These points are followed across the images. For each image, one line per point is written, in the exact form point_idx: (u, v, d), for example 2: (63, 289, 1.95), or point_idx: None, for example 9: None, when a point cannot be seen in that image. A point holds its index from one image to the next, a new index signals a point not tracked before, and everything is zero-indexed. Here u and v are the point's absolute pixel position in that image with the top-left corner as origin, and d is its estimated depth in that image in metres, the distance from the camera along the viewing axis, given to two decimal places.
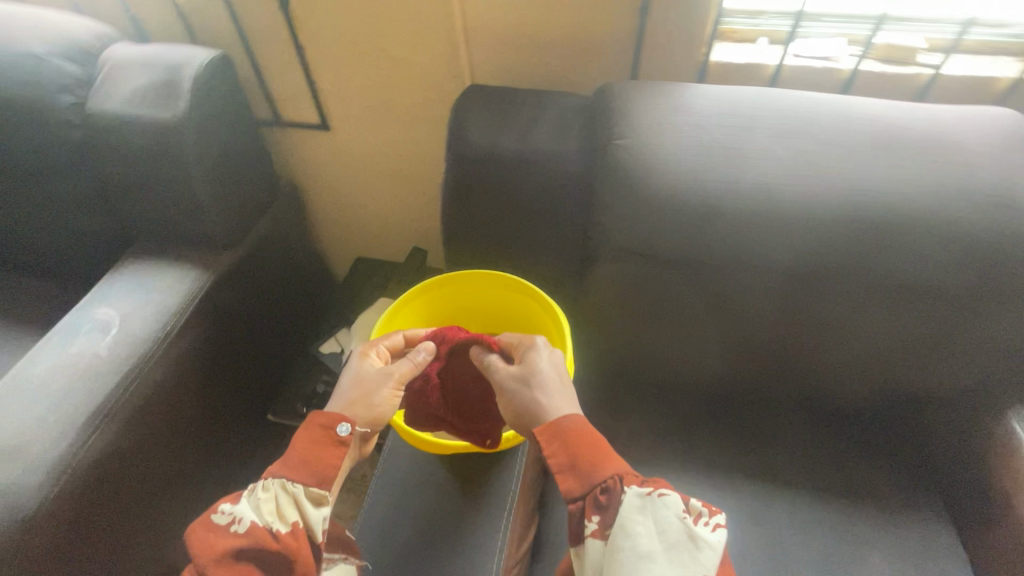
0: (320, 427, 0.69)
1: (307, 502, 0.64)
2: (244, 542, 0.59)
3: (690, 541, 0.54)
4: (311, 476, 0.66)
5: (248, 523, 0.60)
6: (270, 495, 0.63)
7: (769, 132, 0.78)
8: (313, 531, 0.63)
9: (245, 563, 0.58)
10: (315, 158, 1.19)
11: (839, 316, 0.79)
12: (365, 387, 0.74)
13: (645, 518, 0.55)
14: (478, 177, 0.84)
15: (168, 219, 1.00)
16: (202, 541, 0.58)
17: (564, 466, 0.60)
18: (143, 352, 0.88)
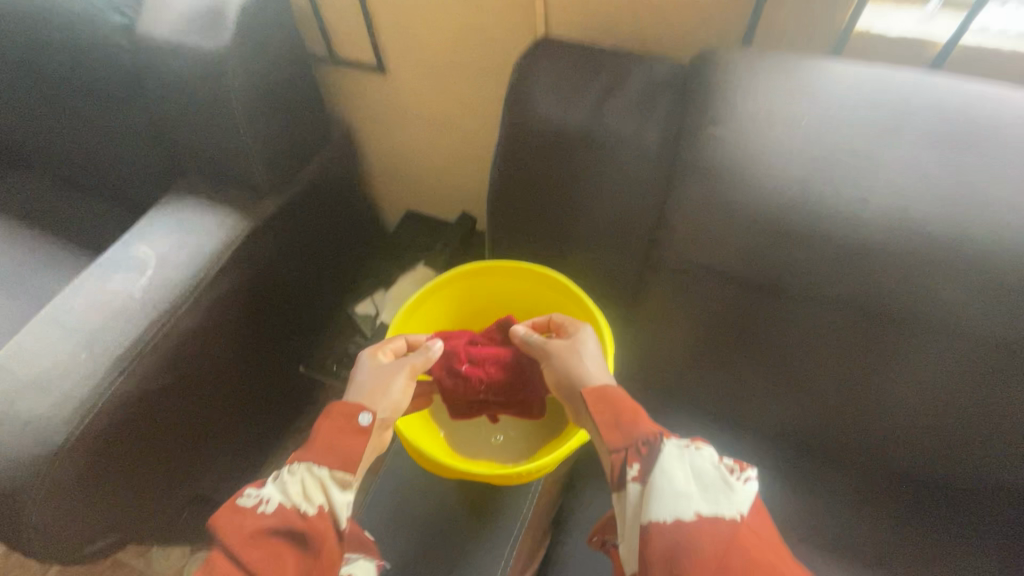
0: (343, 416, 0.62)
1: (332, 487, 0.58)
2: (270, 523, 0.54)
3: (725, 486, 0.52)
4: (336, 459, 0.59)
5: (276, 504, 0.55)
6: (295, 478, 0.58)
7: (920, 139, 0.59)
8: (337, 518, 0.57)
9: (274, 544, 0.54)
10: (370, 102, 1.09)
11: (959, 377, 0.64)
12: (380, 378, 0.67)
13: (682, 462, 0.53)
14: (533, 155, 0.72)
15: (212, 157, 0.95)
16: (230, 523, 0.54)
17: (607, 423, 0.58)
18: (174, 298, 0.87)
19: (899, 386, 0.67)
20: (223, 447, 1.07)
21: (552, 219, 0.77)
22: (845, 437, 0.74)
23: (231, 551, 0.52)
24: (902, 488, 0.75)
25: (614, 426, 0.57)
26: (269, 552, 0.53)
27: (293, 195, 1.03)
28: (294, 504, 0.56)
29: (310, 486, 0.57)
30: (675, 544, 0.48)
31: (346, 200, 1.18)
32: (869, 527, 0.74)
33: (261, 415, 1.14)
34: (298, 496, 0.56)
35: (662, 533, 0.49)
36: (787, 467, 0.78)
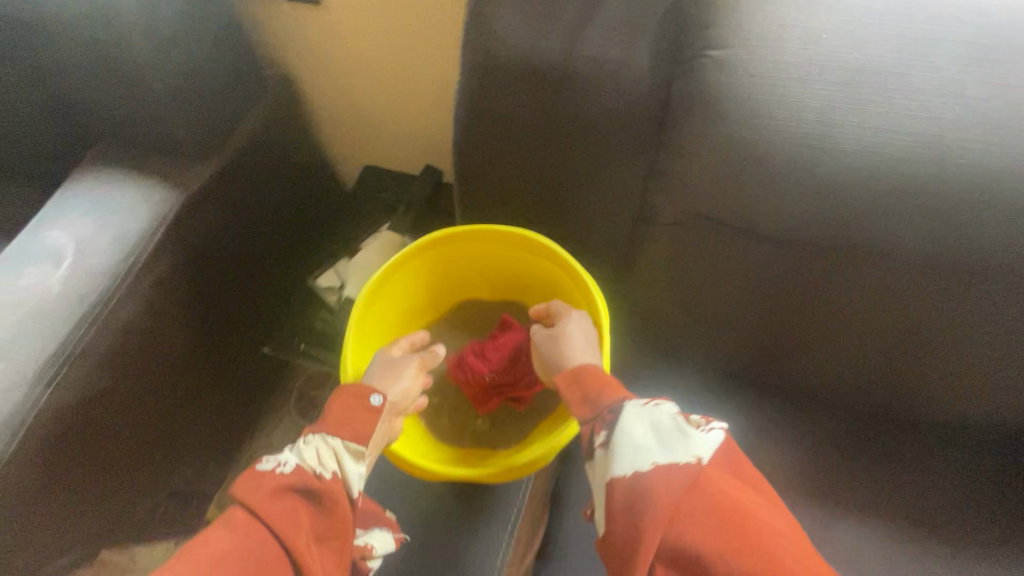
0: (354, 396, 0.58)
1: (346, 457, 0.54)
2: (288, 481, 0.50)
3: (690, 432, 0.45)
4: (347, 431, 0.56)
5: (295, 466, 0.51)
6: (310, 445, 0.54)
7: (959, 52, 0.50)
8: (351, 487, 0.53)
9: (290, 504, 0.49)
10: (307, 42, 0.94)
11: (985, 322, 0.58)
12: (391, 368, 0.65)
13: (641, 414, 0.46)
14: (501, 95, 0.60)
15: (125, 118, 0.82)
16: (246, 483, 0.49)
17: (577, 399, 0.52)
18: (101, 291, 0.75)
19: (924, 332, 0.60)
20: (189, 443, 0.99)
21: (529, 175, 0.66)
22: (859, 390, 0.69)
23: (249, 508, 0.47)
24: (922, 439, 0.70)
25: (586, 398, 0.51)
26: (286, 511, 0.49)
27: (227, 157, 0.89)
28: (310, 467, 0.52)
29: (325, 453, 0.53)
30: (633, 496, 0.42)
31: (292, 160, 1.04)
32: (889, 474, 0.68)
33: (226, 404, 1.05)
34: (313, 461, 0.52)
35: (620, 489, 0.43)
36: (802, 424, 0.71)
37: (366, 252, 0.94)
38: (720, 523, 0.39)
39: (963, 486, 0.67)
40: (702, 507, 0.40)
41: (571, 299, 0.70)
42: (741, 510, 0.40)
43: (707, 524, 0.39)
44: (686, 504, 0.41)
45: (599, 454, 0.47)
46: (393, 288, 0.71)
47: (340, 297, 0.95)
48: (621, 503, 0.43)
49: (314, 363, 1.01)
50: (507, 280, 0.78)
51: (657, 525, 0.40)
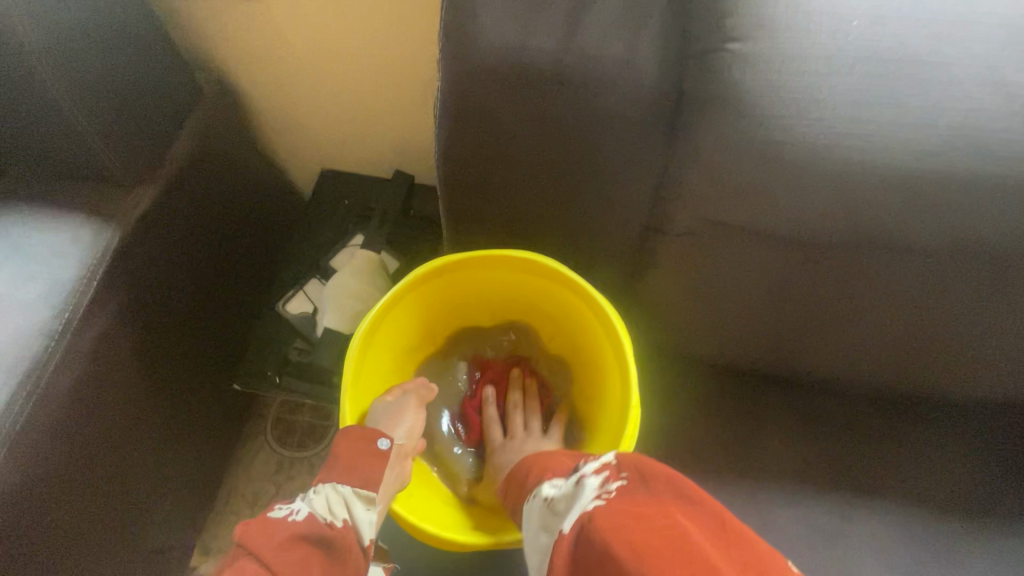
0: (361, 439, 0.57)
1: (357, 504, 0.53)
2: (301, 529, 0.48)
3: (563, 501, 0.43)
4: (358, 479, 0.55)
5: (306, 514, 0.50)
6: (319, 494, 0.52)
7: (992, 33, 0.47)
8: (362, 535, 0.52)
9: (303, 554, 0.47)
10: (244, 38, 0.81)
11: (1003, 307, 0.57)
12: (393, 409, 0.65)
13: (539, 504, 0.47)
14: (489, 104, 0.52)
15: (33, 145, 0.69)
16: (256, 530, 0.47)
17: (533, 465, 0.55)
18: (36, 353, 0.65)
19: (942, 320, 0.59)
20: (161, 497, 0.90)
21: (526, 185, 0.59)
22: (876, 381, 0.68)
23: (259, 558, 0.45)
24: (934, 420, 0.70)
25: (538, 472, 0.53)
26: (298, 561, 0.46)
27: (165, 181, 0.77)
28: (322, 515, 0.50)
29: (335, 502, 0.52)
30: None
31: (240, 173, 0.93)
32: (907, 462, 0.68)
33: (198, 446, 0.97)
34: (324, 510, 0.51)
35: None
36: (816, 415, 0.71)
37: (340, 275, 0.86)
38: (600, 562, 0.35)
39: (981, 462, 0.67)
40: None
41: (584, 322, 0.69)
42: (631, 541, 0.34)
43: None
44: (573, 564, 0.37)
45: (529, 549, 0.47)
46: (391, 324, 0.67)
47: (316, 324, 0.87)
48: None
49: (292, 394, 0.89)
50: (506, 303, 0.76)
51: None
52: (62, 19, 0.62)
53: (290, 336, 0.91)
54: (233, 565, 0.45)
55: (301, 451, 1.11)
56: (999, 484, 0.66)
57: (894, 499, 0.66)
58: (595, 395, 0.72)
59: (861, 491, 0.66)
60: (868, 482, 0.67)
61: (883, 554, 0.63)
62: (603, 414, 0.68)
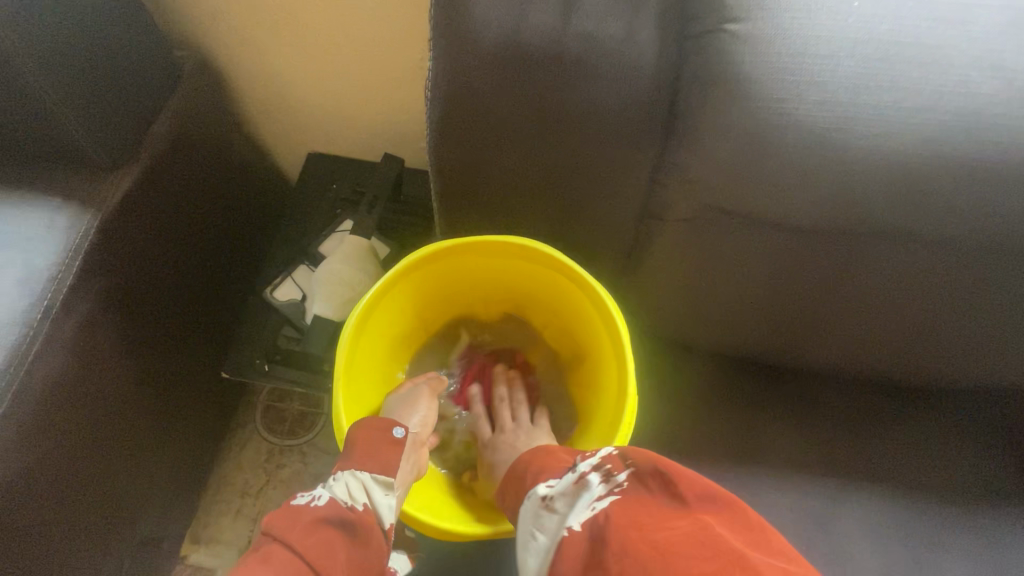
0: (375, 428, 0.57)
1: (376, 489, 0.53)
2: (323, 513, 0.47)
3: (564, 499, 0.45)
4: (376, 465, 0.54)
5: (328, 498, 0.49)
6: (338, 481, 0.52)
7: (994, 18, 0.46)
8: (381, 518, 0.52)
9: (327, 535, 0.46)
10: (226, 16, 0.78)
11: (990, 294, 0.58)
12: (405, 402, 0.66)
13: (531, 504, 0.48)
14: (484, 86, 0.51)
15: (6, 125, 0.66)
16: (281, 517, 0.46)
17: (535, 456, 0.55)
18: (15, 343, 0.63)
19: (932, 306, 0.60)
20: (151, 486, 0.89)
21: (520, 171, 0.57)
22: (867, 367, 0.68)
23: (284, 542, 0.44)
24: (913, 403, 0.72)
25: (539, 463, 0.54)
26: (322, 542, 0.46)
27: (146, 164, 0.75)
28: (342, 500, 0.50)
29: (355, 487, 0.52)
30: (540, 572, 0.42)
31: (224, 156, 0.90)
32: (893, 447, 0.69)
33: (186, 435, 0.95)
34: (344, 495, 0.50)
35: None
36: (806, 401, 0.71)
37: (329, 261, 0.85)
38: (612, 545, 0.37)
39: (963, 445, 0.69)
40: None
41: (581, 310, 0.68)
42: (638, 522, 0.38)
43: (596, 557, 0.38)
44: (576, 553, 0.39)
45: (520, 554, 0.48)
46: (384, 311, 0.67)
47: (305, 311, 0.86)
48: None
49: (283, 382, 0.88)
50: (501, 290, 0.75)
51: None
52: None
53: (279, 324, 0.89)
54: (257, 552, 0.44)
55: (292, 438, 1.10)
56: (978, 467, 0.68)
57: (880, 482, 0.67)
58: (589, 385, 0.72)
59: (850, 476, 0.67)
60: (856, 466, 0.68)
61: (869, 536, 0.65)
62: (598, 402, 0.68)
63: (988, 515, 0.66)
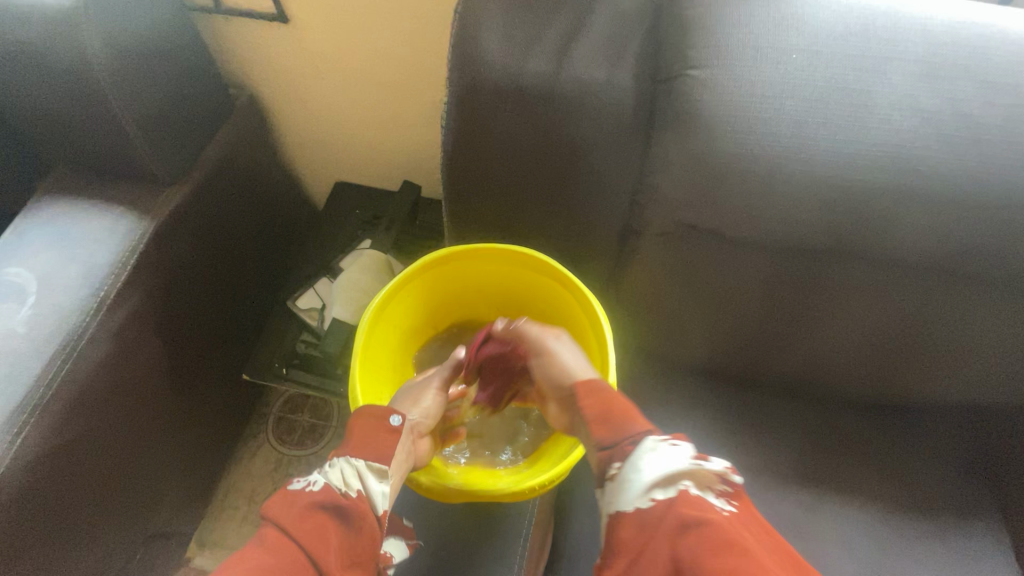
0: (373, 416, 0.56)
1: (370, 476, 0.51)
2: (315, 499, 0.47)
3: (695, 483, 0.46)
4: (371, 452, 0.53)
5: (321, 485, 0.49)
6: (333, 468, 0.51)
7: (912, 68, 0.55)
8: (376, 507, 0.50)
9: (318, 522, 0.46)
10: (274, 60, 0.91)
11: (938, 310, 0.64)
12: (409, 392, 0.68)
13: (657, 454, 0.48)
14: (492, 116, 0.60)
15: (87, 146, 0.78)
16: (276, 505, 0.47)
17: (596, 418, 0.54)
18: (72, 329, 0.71)
19: (887, 321, 0.66)
20: (169, 481, 0.94)
21: (519, 188, 0.66)
22: (839, 380, 0.74)
23: (279, 528, 0.45)
24: (884, 419, 0.76)
25: (598, 433, 0.53)
26: (313, 529, 0.45)
27: (197, 182, 0.86)
28: (336, 487, 0.49)
29: (349, 475, 0.51)
30: (637, 535, 0.45)
31: (262, 179, 1.01)
32: (867, 461, 0.73)
33: (205, 435, 1.01)
34: (339, 481, 0.50)
35: (625, 522, 0.46)
36: (784, 413, 0.76)
37: (349, 271, 0.94)
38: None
39: (932, 461, 0.73)
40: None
41: (573, 314, 0.75)
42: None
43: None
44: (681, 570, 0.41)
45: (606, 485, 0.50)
46: (394, 308, 0.74)
47: (325, 318, 0.94)
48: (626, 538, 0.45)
49: (299, 386, 0.95)
50: (500, 294, 0.82)
51: (656, 559, 0.43)
52: (124, 38, 0.72)
53: (298, 330, 0.97)
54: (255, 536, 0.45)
55: (301, 449, 1.15)
56: (948, 482, 0.72)
57: (854, 492, 0.71)
58: None
59: (823, 485, 0.72)
60: (831, 476, 0.72)
61: (844, 544, 0.68)
62: None
63: (954, 526, 0.69)
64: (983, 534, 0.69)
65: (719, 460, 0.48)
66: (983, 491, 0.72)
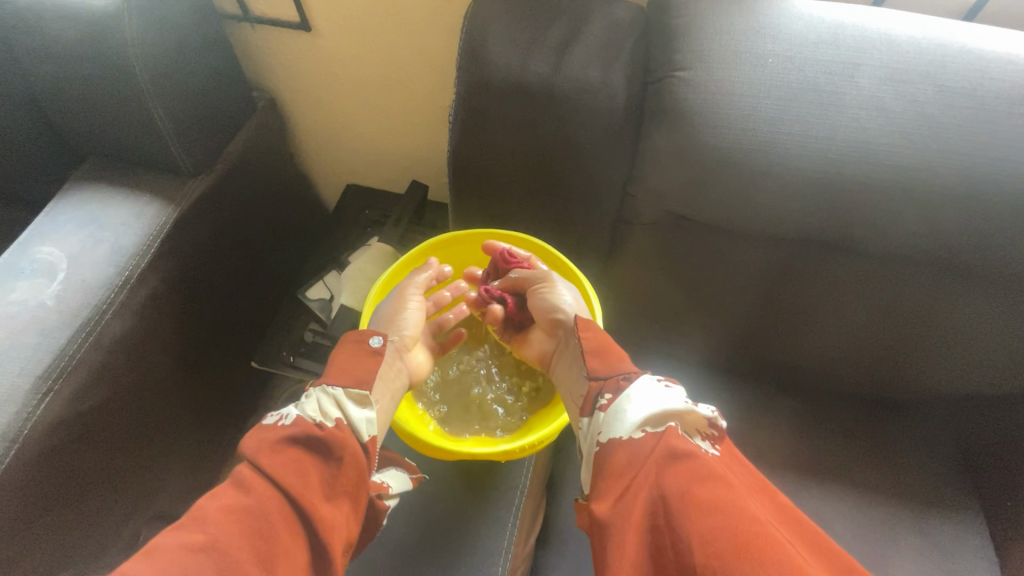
0: (354, 342, 0.63)
1: (348, 403, 0.56)
2: (289, 433, 0.50)
3: (685, 428, 0.49)
4: (349, 379, 0.59)
5: (294, 416, 0.52)
6: (309, 399, 0.55)
7: (877, 73, 0.60)
8: (357, 432, 0.54)
9: (294, 454, 0.49)
10: (295, 67, 0.98)
11: (907, 303, 0.69)
12: (388, 311, 0.73)
13: (652, 391, 0.52)
14: (495, 111, 0.66)
15: (120, 138, 0.83)
16: (250, 440, 0.50)
17: (591, 347, 0.62)
18: (96, 304, 0.75)
19: (862, 312, 0.71)
20: (178, 463, 0.97)
21: (519, 180, 0.72)
22: (820, 368, 0.78)
23: (253, 464, 0.48)
24: (863, 411, 0.80)
25: (593, 362, 0.60)
26: (289, 461, 0.48)
27: (218, 175, 0.91)
28: (311, 418, 0.52)
29: (326, 403, 0.55)
30: (629, 461, 0.48)
31: (278, 176, 1.07)
32: (847, 448, 0.77)
33: (215, 420, 1.05)
34: (314, 412, 0.53)
35: (619, 449, 0.49)
36: (767, 400, 0.81)
37: (360, 263, 1.00)
38: (715, 512, 0.41)
39: (909, 450, 0.76)
40: (713, 503, 0.42)
41: None
42: (738, 502, 0.42)
43: (692, 512, 0.41)
44: (664, 491, 0.44)
45: (601, 416, 0.54)
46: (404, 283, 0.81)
47: (336, 305, 0.98)
48: (616, 465, 0.48)
49: (302, 373, 0.99)
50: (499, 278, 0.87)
51: (643, 485, 0.45)
52: (160, 38, 0.77)
53: (306, 321, 1.01)
54: (233, 473, 0.48)
55: None
56: (923, 471, 0.75)
57: (834, 478, 0.74)
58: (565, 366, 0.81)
59: (807, 470, 0.75)
60: (813, 460, 0.76)
61: (825, 525, 0.71)
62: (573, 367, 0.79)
63: (931, 512, 0.72)
64: (958, 520, 0.72)
65: (708, 405, 0.51)
66: (959, 481, 0.74)
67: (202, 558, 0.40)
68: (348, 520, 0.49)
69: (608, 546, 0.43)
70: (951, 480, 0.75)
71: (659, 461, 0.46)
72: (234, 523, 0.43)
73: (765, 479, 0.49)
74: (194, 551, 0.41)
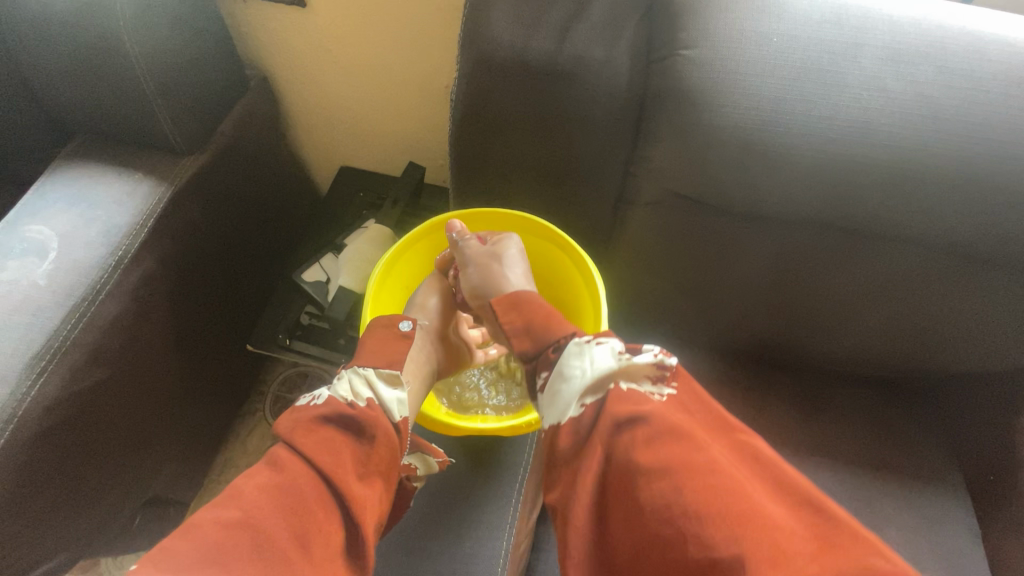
0: (383, 328, 0.63)
1: (380, 384, 0.56)
2: (321, 412, 0.50)
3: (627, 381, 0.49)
4: (382, 360, 0.58)
5: (327, 396, 0.52)
6: (341, 379, 0.54)
7: (878, 54, 0.61)
8: (390, 413, 0.54)
9: (332, 433, 0.49)
10: (288, 44, 0.96)
11: (902, 283, 0.70)
12: (418, 298, 0.77)
13: (583, 357, 0.52)
14: (497, 89, 0.66)
15: (110, 114, 0.81)
16: (285, 418, 0.50)
17: (519, 330, 0.59)
18: (90, 284, 0.74)
19: (857, 291, 0.72)
20: (174, 445, 0.96)
21: (518, 157, 0.71)
22: (813, 347, 0.79)
23: (289, 444, 0.47)
24: (852, 388, 0.82)
25: (523, 345, 0.58)
26: (327, 439, 0.48)
27: (213, 155, 0.90)
28: (343, 397, 0.52)
29: (358, 382, 0.55)
30: (574, 436, 0.49)
31: (272, 156, 1.06)
32: (836, 423, 0.79)
33: (211, 402, 1.05)
34: (347, 392, 0.53)
35: (563, 431, 0.50)
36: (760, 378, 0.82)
37: (358, 245, 0.99)
38: (667, 477, 0.41)
39: (897, 425, 0.79)
40: (662, 468, 0.42)
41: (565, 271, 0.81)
42: (688, 458, 0.42)
43: (644, 482, 0.42)
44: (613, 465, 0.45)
45: (540, 395, 0.54)
46: (399, 265, 0.82)
47: (331, 288, 0.97)
48: (566, 446, 0.49)
49: (301, 357, 0.98)
50: None
51: (593, 461, 0.46)
52: (150, 12, 0.75)
53: (301, 303, 1.00)
54: (268, 453, 0.47)
55: None
56: (910, 445, 0.78)
57: (825, 451, 0.77)
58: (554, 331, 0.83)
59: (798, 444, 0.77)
60: (804, 435, 0.78)
61: None
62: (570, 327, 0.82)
63: (918, 484, 0.75)
64: (942, 491, 0.75)
65: (651, 349, 0.50)
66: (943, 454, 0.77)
67: (216, 530, 0.40)
68: (379, 503, 0.50)
69: (568, 532, 0.45)
70: (936, 453, 0.77)
71: (604, 435, 0.46)
72: (248, 496, 0.43)
73: (726, 414, 0.48)
74: (210, 525, 0.40)
